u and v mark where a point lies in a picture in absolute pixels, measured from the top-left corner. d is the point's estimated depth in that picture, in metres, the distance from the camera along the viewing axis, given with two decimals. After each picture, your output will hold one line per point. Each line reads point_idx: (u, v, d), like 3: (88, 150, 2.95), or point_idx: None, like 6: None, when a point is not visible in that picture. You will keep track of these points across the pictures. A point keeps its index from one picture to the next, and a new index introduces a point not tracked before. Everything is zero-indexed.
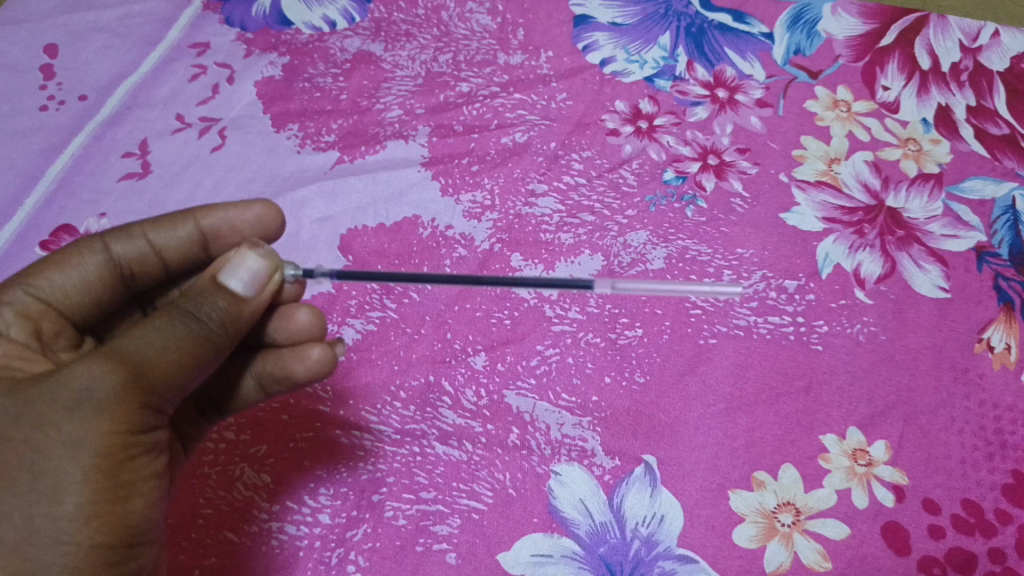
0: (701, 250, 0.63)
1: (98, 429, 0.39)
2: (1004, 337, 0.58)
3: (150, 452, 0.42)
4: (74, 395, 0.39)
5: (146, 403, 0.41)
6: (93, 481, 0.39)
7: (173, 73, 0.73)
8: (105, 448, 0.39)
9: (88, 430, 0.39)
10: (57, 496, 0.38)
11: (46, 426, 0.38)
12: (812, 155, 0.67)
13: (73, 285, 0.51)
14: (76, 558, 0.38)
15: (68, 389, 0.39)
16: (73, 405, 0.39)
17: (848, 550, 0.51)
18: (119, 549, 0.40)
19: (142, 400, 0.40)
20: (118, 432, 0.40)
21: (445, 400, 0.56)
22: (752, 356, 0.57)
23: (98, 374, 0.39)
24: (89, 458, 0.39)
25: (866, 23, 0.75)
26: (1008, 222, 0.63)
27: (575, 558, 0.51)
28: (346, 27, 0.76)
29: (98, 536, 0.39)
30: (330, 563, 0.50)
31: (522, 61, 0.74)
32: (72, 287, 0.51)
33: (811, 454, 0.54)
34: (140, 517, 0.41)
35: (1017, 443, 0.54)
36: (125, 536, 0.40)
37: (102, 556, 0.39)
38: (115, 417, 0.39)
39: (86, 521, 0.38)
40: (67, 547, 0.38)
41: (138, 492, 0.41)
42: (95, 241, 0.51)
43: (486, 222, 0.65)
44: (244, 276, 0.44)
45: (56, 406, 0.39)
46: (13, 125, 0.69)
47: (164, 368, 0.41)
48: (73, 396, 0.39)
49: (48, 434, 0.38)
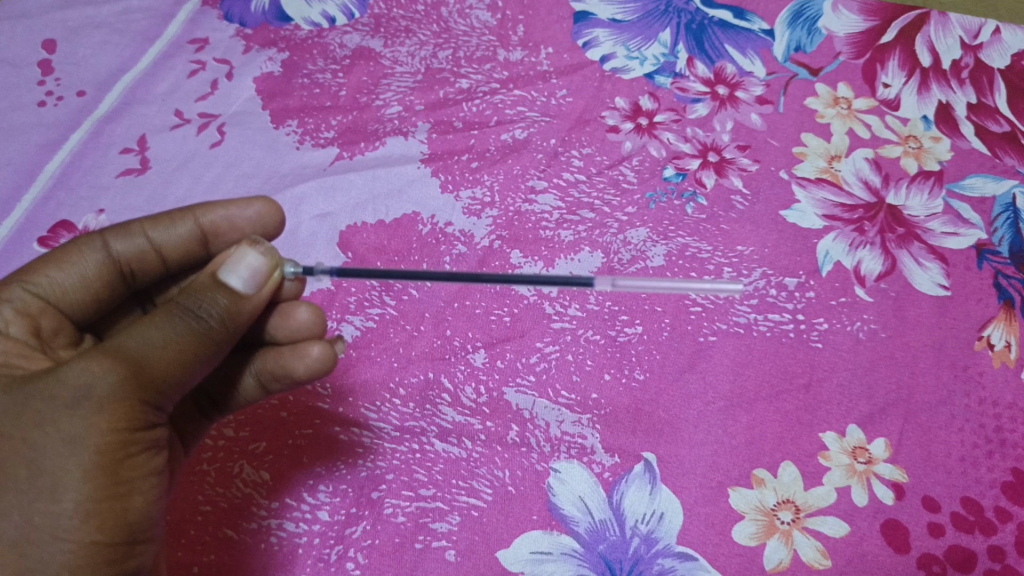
0: (702, 248, 0.62)
1: (98, 427, 0.39)
2: (1004, 335, 0.58)
3: (149, 450, 0.41)
4: (73, 392, 0.39)
5: (145, 400, 0.40)
6: (93, 479, 0.39)
7: (172, 68, 0.72)
8: (105, 445, 0.39)
9: (87, 427, 0.39)
10: (57, 494, 0.38)
11: (47, 423, 0.38)
12: (813, 152, 0.67)
13: (72, 283, 0.50)
14: (76, 556, 0.38)
15: (67, 386, 0.39)
16: (73, 402, 0.39)
17: (848, 547, 0.51)
18: (118, 547, 0.40)
19: (142, 397, 0.40)
20: (117, 429, 0.39)
21: (445, 397, 0.56)
22: (752, 354, 0.57)
23: (97, 371, 0.39)
24: (88, 456, 0.39)
25: (867, 20, 0.75)
26: (1008, 220, 0.63)
27: (575, 555, 0.50)
28: (346, 23, 0.76)
29: (97, 534, 0.39)
30: (330, 560, 0.50)
31: (523, 57, 0.74)
32: (71, 286, 0.50)
33: (811, 451, 0.54)
34: (139, 514, 0.41)
35: (1017, 441, 0.54)
36: (125, 534, 0.40)
37: (102, 554, 0.39)
38: (114, 414, 0.39)
39: (86, 519, 0.38)
40: (67, 545, 0.38)
41: (138, 490, 0.41)
42: (94, 238, 0.51)
43: (486, 219, 0.65)
44: (244, 273, 0.44)
45: (56, 404, 0.39)
46: (11, 121, 0.69)
47: (164, 365, 0.41)
48: (72, 394, 0.39)
49: (48, 432, 0.38)
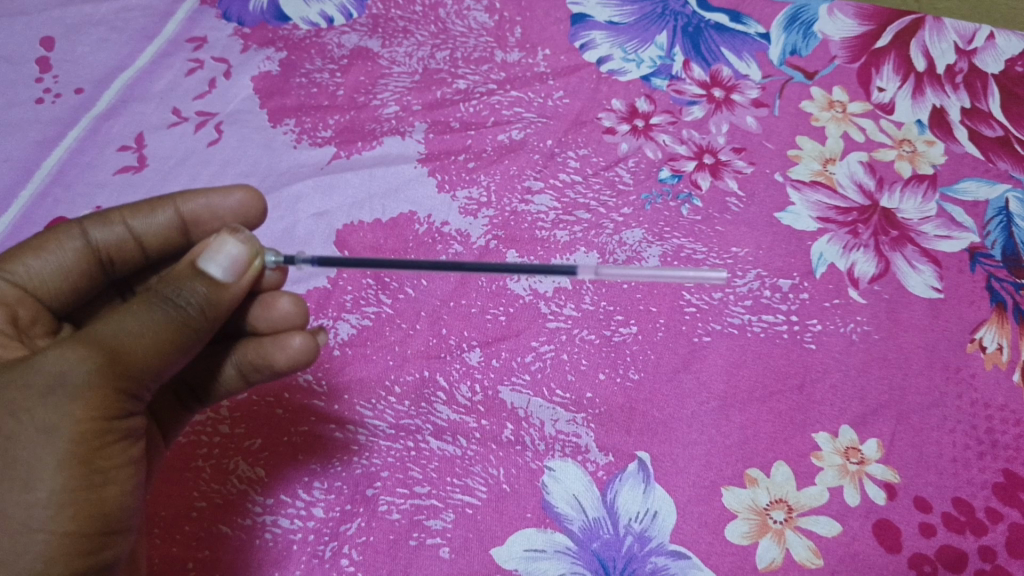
0: (697, 249, 0.63)
1: (72, 415, 0.39)
2: (996, 337, 0.59)
3: (125, 439, 0.42)
4: (48, 380, 0.39)
5: (122, 389, 0.41)
6: (67, 468, 0.39)
7: (170, 66, 0.73)
8: (79, 434, 0.39)
9: (62, 416, 0.39)
10: (31, 483, 0.38)
11: (22, 413, 0.38)
12: (808, 155, 0.68)
13: (49, 272, 0.50)
14: (50, 547, 0.38)
15: (41, 374, 0.39)
16: (47, 391, 0.39)
17: (839, 547, 0.51)
18: (94, 537, 0.40)
19: (118, 386, 0.40)
20: (92, 418, 0.40)
21: (440, 396, 0.56)
22: (745, 355, 0.58)
23: (72, 359, 0.39)
24: (63, 444, 0.39)
25: (862, 24, 0.76)
26: (1001, 224, 0.64)
27: (568, 553, 0.51)
28: (344, 23, 0.76)
29: (71, 524, 0.39)
30: (324, 556, 0.50)
31: (520, 58, 0.74)
32: (49, 274, 0.51)
33: (804, 452, 0.54)
34: (115, 504, 0.41)
35: (1008, 443, 0.55)
36: (100, 524, 0.40)
37: (75, 546, 0.39)
38: (90, 403, 0.39)
39: (60, 509, 0.39)
40: (40, 536, 0.38)
41: (114, 479, 0.41)
42: (72, 226, 0.51)
43: (482, 218, 0.65)
44: (223, 262, 0.44)
45: (29, 392, 0.39)
46: (9, 117, 0.69)
47: (141, 354, 0.41)
48: (47, 382, 0.39)
49: (22, 421, 0.38)
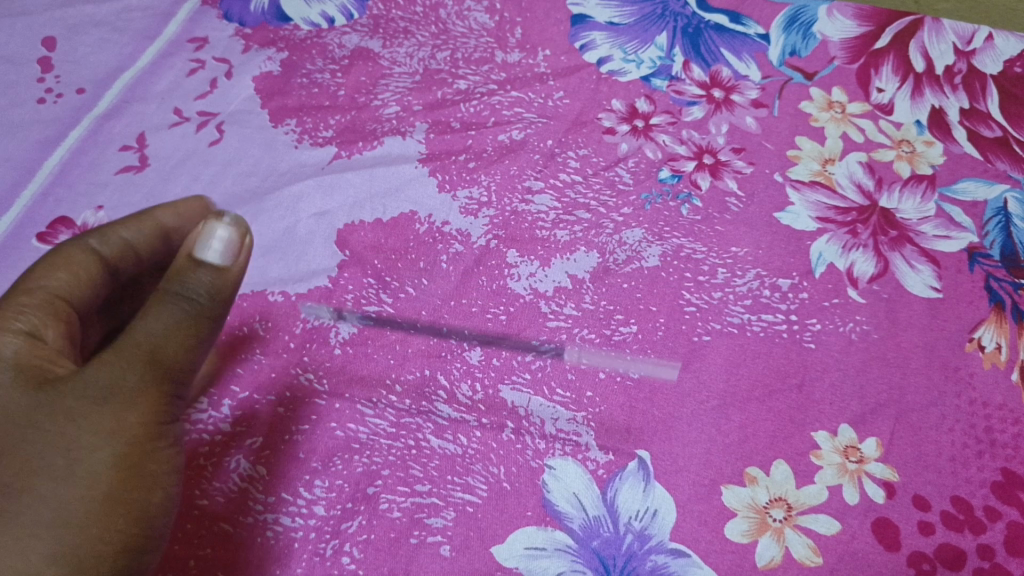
0: (696, 248, 0.63)
1: (122, 418, 0.41)
2: (994, 337, 0.59)
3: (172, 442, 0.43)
4: (98, 386, 0.41)
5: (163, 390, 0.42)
6: (120, 468, 0.40)
7: (171, 66, 0.73)
8: (130, 434, 0.41)
9: (113, 420, 0.40)
10: (85, 482, 0.39)
11: (76, 417, 0.40)
12: (807, 155, 0.68)
13: None
14: (100, 543, 0.39)
15: (90, 382, 0.41)
16: (98, 397, 0.40)
17: (839, 545, 0.51)
18: (140, 534, 0.41)
19: (161, 388, 0.42)
20: (139, 418, 0.41)
21: (440, 394, 0.56)
22: (745, 354, 0.58)
23: (116, 367, 0.41)
24: (116, 445, 0.40)
25: (861, 25, 0.76)
26: (999, 224, 0.64)
27: (568, 551, 0.51)
28: (344, 24, 0.76)
29: (122, 521, 0.40)
30: (325, 554, 0.51)
31: (520, 59, 0.74)
32: None
33: (803, 450, 0.54)
34: (159, 504, 0.42)
35: (1006, 442, 0.55)
36: (144, 522, 0.42)
37: (122, 543, 0.40)
38: (136, 403, 0.41)
39: (111, 507, 0.40)
40: (93, 533, 0.39)
41: (161, 481, 0.43)
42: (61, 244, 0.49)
43: (482, 218, 0.65)
44: (218, 246, 0.43)
45: (83, 399, 0.40)
46: (11, 117, 0.69)
47: (177, 351, 0.42)
48: (96, 388, 0.41)
49: (78, 425, 0.40)
